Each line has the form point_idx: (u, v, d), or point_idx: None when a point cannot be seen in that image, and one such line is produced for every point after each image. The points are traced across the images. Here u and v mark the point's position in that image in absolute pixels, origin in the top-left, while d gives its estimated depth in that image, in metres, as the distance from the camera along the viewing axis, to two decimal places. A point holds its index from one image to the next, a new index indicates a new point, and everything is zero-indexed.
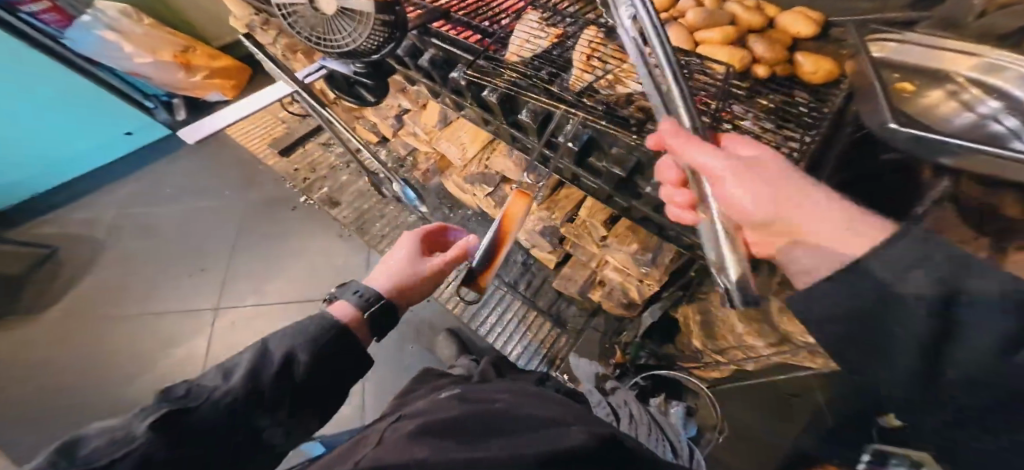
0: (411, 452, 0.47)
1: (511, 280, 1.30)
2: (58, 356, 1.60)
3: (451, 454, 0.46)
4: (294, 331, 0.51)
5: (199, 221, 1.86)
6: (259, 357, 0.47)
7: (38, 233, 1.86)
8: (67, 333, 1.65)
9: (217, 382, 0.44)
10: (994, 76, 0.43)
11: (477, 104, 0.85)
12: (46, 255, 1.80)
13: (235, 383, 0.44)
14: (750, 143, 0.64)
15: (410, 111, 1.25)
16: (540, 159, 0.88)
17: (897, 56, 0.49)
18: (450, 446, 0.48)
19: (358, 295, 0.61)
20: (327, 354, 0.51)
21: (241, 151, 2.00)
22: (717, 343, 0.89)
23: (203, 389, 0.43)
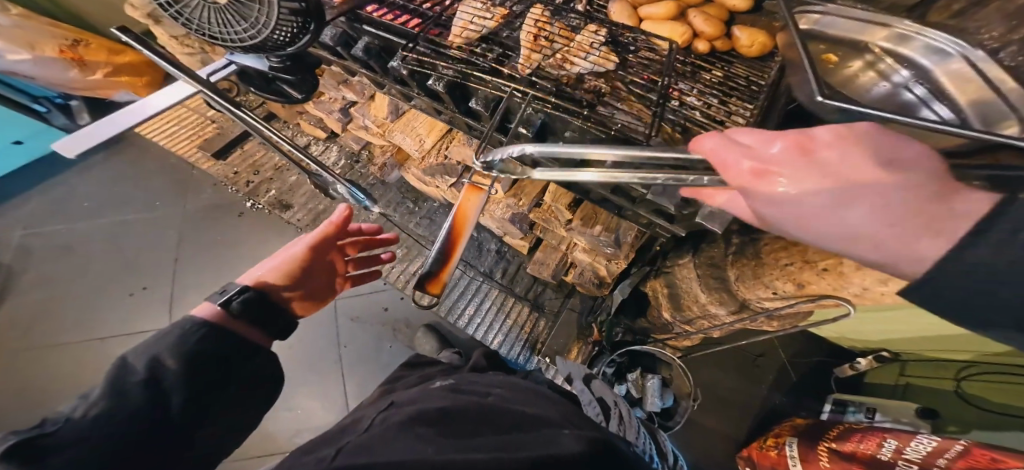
0: (401, 450, 0.48)
1: (486, 269, 1.28)
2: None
3: (444, 454, 0.47)
4: (156, 340, 0.46)
5: (129, 233, 1.70)
6: (119, 373, 0.42)
7: None
8: None
9: (75, 404, 0.40)
10: (903, 45, 0.47)
11: (426, 94, 0.81)
12: None
13: (96, 400, 0.40)
14: (699, 119, 0.62)
15: (357, 103, 1.17)
16: (498, 146, 0.85)
17: (822, 28, 0.49)
18: (445, 448, 0.48)
19: (223, 292, 0.54)
20: (205, 354, 0.46)
21: (171, 156, 1.82)
22: (683, 313, 0.93)
23: (59, 415, 0.39)
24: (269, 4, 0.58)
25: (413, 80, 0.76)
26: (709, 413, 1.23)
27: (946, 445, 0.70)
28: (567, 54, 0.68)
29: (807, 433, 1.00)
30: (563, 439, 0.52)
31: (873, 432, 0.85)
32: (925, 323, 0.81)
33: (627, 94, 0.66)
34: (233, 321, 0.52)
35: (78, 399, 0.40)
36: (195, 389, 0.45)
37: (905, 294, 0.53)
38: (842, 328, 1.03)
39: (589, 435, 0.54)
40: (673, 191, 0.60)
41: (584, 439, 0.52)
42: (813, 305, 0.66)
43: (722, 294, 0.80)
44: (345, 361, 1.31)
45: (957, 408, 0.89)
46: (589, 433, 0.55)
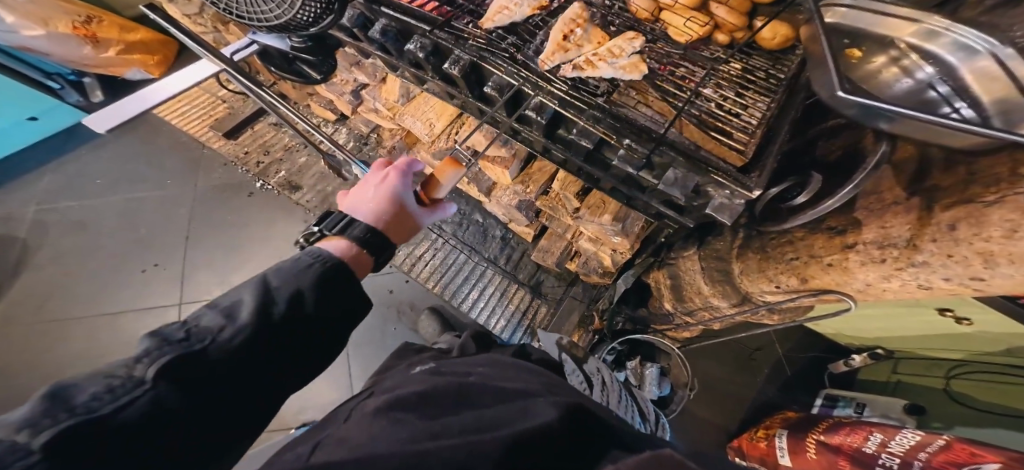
0: (375, 441, 0.44)
1: (491, 255, 1.29)
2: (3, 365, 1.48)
3: (415, 444, 0.42)
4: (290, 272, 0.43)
5: (141, 211, 1.73)
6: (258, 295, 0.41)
7: None
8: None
9: (229, 321, 0.38)
10: (928, 41, 0.49)
11: (441, 79, 0.81)
12: None
13: (250, 322, 0.39)
14: (717, 113, 0.62)
15: (368, 85, 1.16)
16: (510, 131, 0.83)
17: (848, 23, 0.51)
18: (417, 437, 0.44)
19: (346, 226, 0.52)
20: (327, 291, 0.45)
21: (182, 135, 1.84)
22: (685, 304, 0.93)
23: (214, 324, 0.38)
24: None
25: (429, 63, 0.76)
26: (704, 404, 1.25)
27: (930, 440, 0.71)
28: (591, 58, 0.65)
29: (796, 426, 1.01)
30: (537, 411, 0.47)
31: (860, 426, 0.87)
32: (919, 322, 0.82)
33: (644, 84, 0.66)
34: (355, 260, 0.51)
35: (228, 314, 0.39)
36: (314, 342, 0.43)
37: (907, 290, 0.53)
38: (842, 324, 1.03)
39: (564, 402, 0.50)
40: (686, 181, 0.61)
41: (559, 405, 0.49)
42: (813, 300, 0.66)
43: (724, 286, 0.80)
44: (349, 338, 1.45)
45: (944, 406, 0.88)
46: (565, 400, 0.51)
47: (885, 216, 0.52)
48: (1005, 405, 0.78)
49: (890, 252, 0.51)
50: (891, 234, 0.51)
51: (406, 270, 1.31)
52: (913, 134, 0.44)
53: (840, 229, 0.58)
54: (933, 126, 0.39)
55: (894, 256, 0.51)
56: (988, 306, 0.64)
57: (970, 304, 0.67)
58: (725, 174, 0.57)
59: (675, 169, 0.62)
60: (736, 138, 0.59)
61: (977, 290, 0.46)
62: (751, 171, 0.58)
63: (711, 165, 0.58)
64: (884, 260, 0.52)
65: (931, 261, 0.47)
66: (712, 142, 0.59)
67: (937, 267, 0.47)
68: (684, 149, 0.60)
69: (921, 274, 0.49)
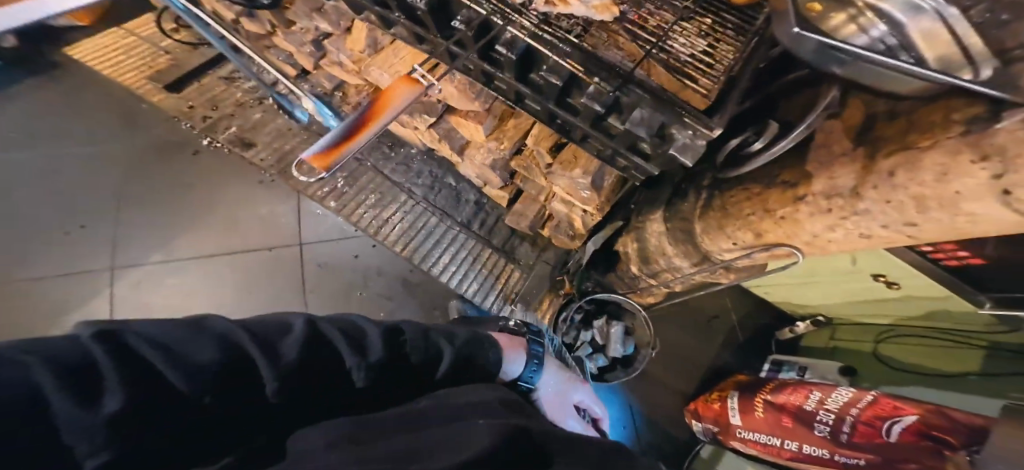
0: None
1: (463, 219, 1.28)
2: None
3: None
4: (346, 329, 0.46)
5: (74, 169, 1.57)
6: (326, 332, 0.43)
7: None
8: None
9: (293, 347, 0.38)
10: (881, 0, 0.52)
11: (406, 16, 0.77)
12: None
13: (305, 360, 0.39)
14: (686, 62, 0.63)
15: (333, 35, 1.10)
16: (480, 77, 0.81)
17: None
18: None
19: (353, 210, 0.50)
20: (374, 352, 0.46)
21: (122, 87, 1.67)
22: (650, 266, 0.96)
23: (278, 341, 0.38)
24: None
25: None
26: (665, 368, 1.28)
27: (860, 396, 0.79)
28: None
29: (746, 386, 1.07)
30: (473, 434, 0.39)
31: (801, 384, 0.93)
32: (854, 289, 0.93)
33: (615, 28, 0.66)
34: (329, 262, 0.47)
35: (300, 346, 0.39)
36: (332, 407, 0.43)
37: (849, 240, 0.57)
38: (788, 293, 1.11)
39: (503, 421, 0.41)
40: (651, 122, 0.62)
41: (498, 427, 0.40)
42: (767, 255, 0.70)
43: (687, 246, 0.83)
44: (311, 305, 1.40)
45: (873, 366, 1.01)
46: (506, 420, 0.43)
47: (833, 168, 0.55)
48: (937, 368, 0.90)
49: (836, 202, 0.54)
50: (838, 185, 0.54)
51: (373, 233, 1.27)
52: (862, 78, 0.48)
53: (792, 183, 0.61)
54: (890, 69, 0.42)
55: (840, 205, 0.54)
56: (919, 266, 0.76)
57: (897, 265, 0.79)
58: (692, 116, 0.57)
59: (641, 108, 0.63)
60: (702, 85, 0.60)
61: (909, 233, 0.50)
62: (713, 114, 0.60)
63: (679, 105, 0.58)
64: (831, 210, 0.55)
65: (873, 208, 0.50)
66: (677, 85, 0.60)
67: (877, 213, 0.50)
68: (653, 88, 0.60)
69: (862, 220, 0.52)
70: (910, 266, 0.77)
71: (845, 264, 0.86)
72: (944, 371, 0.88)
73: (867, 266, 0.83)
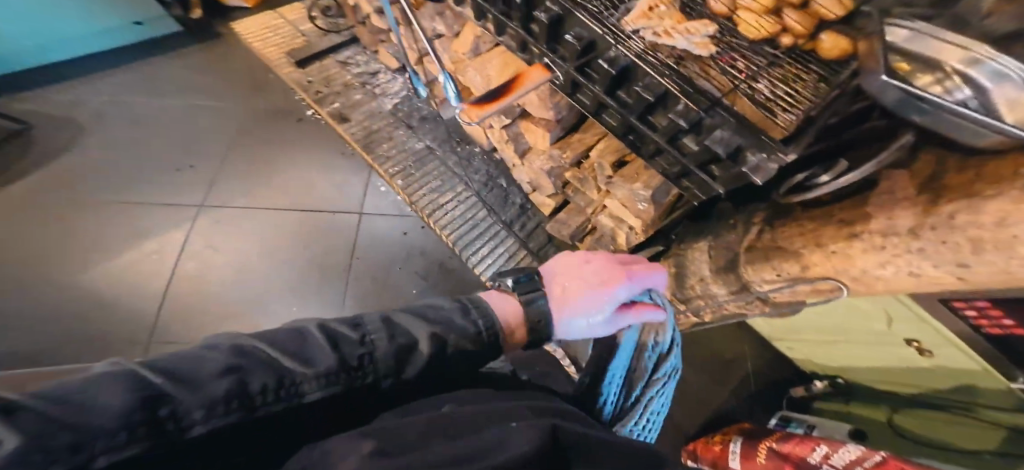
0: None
1: (507, 219, 1.34)
2: (20, 228, 1.57)
3: None
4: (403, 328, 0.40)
5: (199, 117, 1.85)
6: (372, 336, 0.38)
7: (20, 108, 1.80)
8: (39, 205, 1.62)
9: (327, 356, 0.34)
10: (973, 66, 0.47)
11: (521, 27, 0.89)
12: (22, 130, 1.74)
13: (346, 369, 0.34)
14: (773, 101, 0.68)
15: (444, 36, 1.27)
16: (569, 87, 0.90)
17: (904, 44, 0.54)
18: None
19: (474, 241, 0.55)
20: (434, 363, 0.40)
21: (256, 58, 1.98)
22: (685, 291, 0.96)
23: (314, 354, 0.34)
24: None
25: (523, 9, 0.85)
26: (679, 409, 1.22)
27: (867, 455, 0.72)
28: (670, 28, 0.72)
29: (752, 434, 1.01)
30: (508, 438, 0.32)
31: (810, 438, 0.87)
32: (889, 354, 0.88)
33: (706, 61, 0.73)
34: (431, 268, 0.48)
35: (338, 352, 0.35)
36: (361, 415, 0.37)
37: (899, 281, 0.55)
38: (815, 351, 1.08)
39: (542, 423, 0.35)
40: (730, 142, 0.67)
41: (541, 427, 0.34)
42: (809, 290, 0.69)
43: (727, 274, 0.83)
44: (353, 269, 1.51)
45: (893, 441, 0.91)
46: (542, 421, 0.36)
47: (894, 209, 0.55)
48: (956, 443, 0.80)
49: (890, 240, 0.54)
50: (896, 224, 0.54)
51: (426, 215, 1.37)
52: (938, 129, 0.51)
53: (849, 220, 0.61)
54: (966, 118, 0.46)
55: (894, 243, 0.53)
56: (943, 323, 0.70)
57: (930, 329, 0.73)
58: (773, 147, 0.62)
59: (722, 130, 0.67)
60: (780, 121, 0.66)
61: (964, 279, 0.48)
62: (790, 144, 0.64)
63: (762, 133, 0.62)
64: (884, 248, 0.55)
65: (928, 248, 0.49)
66: (761, 116, 0.66)
67: (932, 254, 0.49)
68: (738, 115, 0.65)
69: (915, 259, 0.51)
70: (942, 330, 0.71)
71: (878, 323, 0.82)
72: (961, 446, 0.78)
73: (902, 329, 0.79)
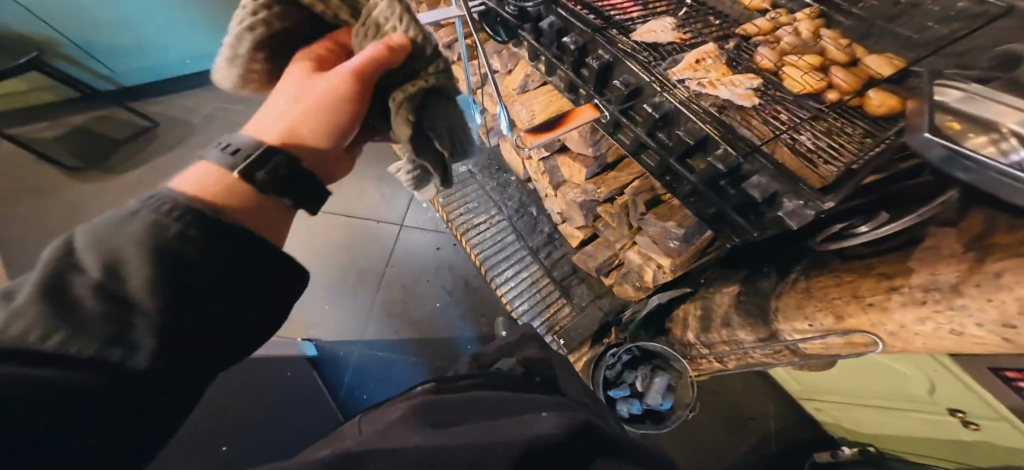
0: (397, 438, 0.45)
1: (533, 246, 1.37)
2: (131, 209, 1.87)
3: (431, 440, 0.44)
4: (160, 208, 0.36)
5: None
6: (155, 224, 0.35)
7: (148, 110, 2.17)
8: (147, 191, 1.91)
9: (97, 262, 0.33)
10: None
11: (573, 70, 0.95)
12: (147, 127, 2.09)
13: (108, 264, 0.33)
14: (816, 152, 0.69)
15: (498, 72, 1.38)
16: (612, 126, 0.94)
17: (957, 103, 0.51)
18: (433, 437, 0.45)
19: (227, 146, 0.43)
20: (243, 240, 0.39)
21: None
22: (709, 335, 0.92)
23: (79, 263, 0.33)
24: None
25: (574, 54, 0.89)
26: (680, 452, 1.25)
27: None
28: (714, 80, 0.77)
29: None
30: (537, 422, 0.49)
31: None
32: (924, 421, 0.84)
33: (749, 111, 0.76)
34: (239, 188, 0.41)
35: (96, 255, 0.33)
36: (175, 291, 0.34)
37: (941, 340, 0.51)
38: (857, 415, 1.03)
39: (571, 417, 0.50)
40: (767, 188, 0.67)
41: (566, 418, 0.50)
42: (842, 343, 0.65)
43: (755, 320, 0.79)
44: (386, 277, 1.60)
45: None
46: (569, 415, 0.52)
47: (937, 264, 0.52)
48: None
49: (932, 294, 0.50)
50: (938, 279, 0.51)
51: (460, 233, 1.44)
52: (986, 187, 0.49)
53: (889, 274, 0.58)
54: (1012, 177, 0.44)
55: (935, 298, 0.50)
56: (981, 397, 0.67)
57: (976, 401, 0.68)
58: (813, 196, 0.61)
59: (761, 175, 0.68)
60: (820, 172, 0.66)
61: (1014, 344, 0.44)
62: (830, 193, 0.63)
63: (799, 180, 0.63)
64: (924, 302, 0.51)
65: (972, 305, 0.46)
66: (800, 164, 0.68)
67: (977, 312, 0.46)
68: (775, 162, 0.66)
69: (957, 317, 0.48)
70: (993, 405, 0.66)
71: (918, 388, 0.78)
72: None
73: (943, 398, 0.75)
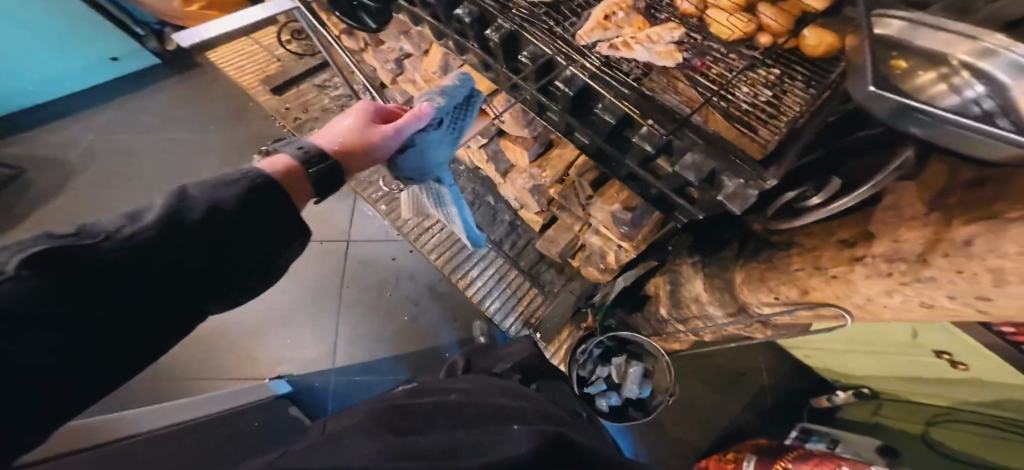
0: (348, 455, 0.41)
1: (496, 238, 1.28)
2: None
3: (377, 464, 0.38)
4: (218, 183, 0.45)
5: (183, 150, 1.83)
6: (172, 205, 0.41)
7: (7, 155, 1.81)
8: None
9: (117, 225, 0.38)
10: (987, 58, 0.34)
11: (480, 45, 0.83)
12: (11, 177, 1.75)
13: (142, 226, 0.39)
14: (753, 111, 0.62)
15: (413, 56, 1.21)
16: (537, 106, 0.85)
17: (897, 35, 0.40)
18: (382, 458, 0.39)
19: (300, 149, 0.54)
20: (253, 206, 0.45)
21: (234, 86, 1.95)
22: (680, 311, 0.91)
23: (100, 229, 0.37)
24: None
25: (472, 28, 0.79)
26: (676, 420, 1.25)
27: None
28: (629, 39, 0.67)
29: (766, 452, 0.97)
30: (513, 439, 0.43)
31: (832, 461, 0.81)
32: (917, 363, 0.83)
33: (676, 72, 0.68)
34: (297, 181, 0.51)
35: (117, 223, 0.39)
36: (186, 237, 0.40)
37: (908, 309, 0.50)
38: (838, 358, 1.04)
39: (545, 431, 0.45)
40: (702, 167, 0.62)
41: (541, 431, 0.45)
42: (811, 314, 0.64)
43: (723, 295, 0.78)
44: (344, 298, 1.49)
45: (917, 450, 0.92)
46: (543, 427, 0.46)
47: (899, 231, 0.49)
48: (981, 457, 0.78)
49: (897, 266, 0.48)
50: (902, 248, 0.48)
51: (412, 239, 1.32)
52: (945, 139, 0.38)
53: (851, 241, 0.55)
54: (972, 132, 0.34)
55: (901, 270, 0.48)
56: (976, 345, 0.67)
57: (961, 342, 0.69)
58: (749, 164, 0.56)
59: (694, 153, 0.62)
60: (761, 134, 0.59)
61: (983, 312, 0.43)
62: (770, 164, 0.57)
63: (732, 152, 0.57)
64: (890, 274, 0.49)
65: (939, 277, 0.44)
66: (734, 131, 0.60)
67: (945, 284, 0.43)
68: (706, 135, 0.60)
69: (927, 289, 0.46)
70: (974, 343, 0.66)
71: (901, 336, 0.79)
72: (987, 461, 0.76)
73: (928, 341, 0.76)
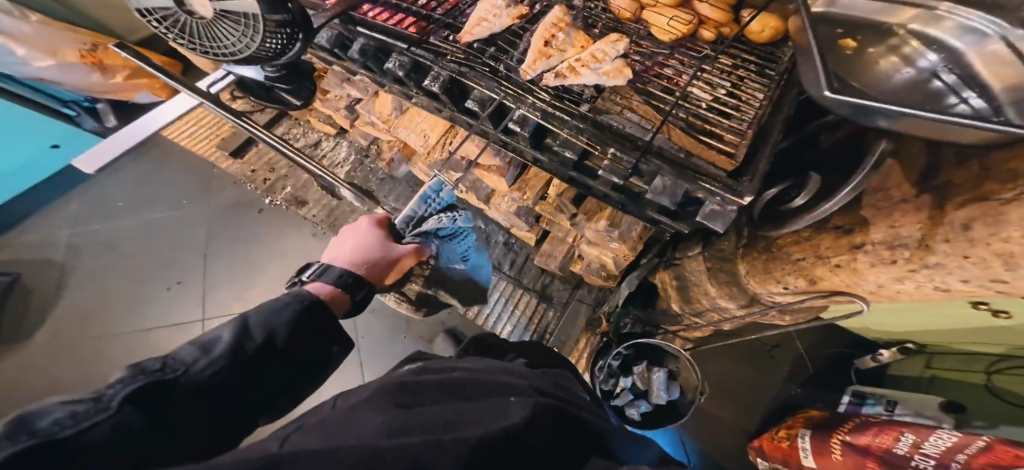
0: (350, 432, 0.35)
1: (495, 262, 1.29)
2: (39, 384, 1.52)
3: (380, 440, 0.32)
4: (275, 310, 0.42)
5: (162, 230, 1.78)
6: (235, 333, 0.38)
7: None
8: (49, 362, 1.56)
9: (196, 356, 0.34)
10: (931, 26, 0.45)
11: (424, 93, 0.79)
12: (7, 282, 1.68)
13: (220, 357, 0.35)
14: (711, 113, 0.60)
15: (363, 100, 1.15)
16: (499, 141, 0.81)
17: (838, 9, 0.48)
18: (373, 435, 0.34)
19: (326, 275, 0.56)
20: (307, 328, 0.43)
21: (191, 155, 1.88)
22: (692, 305, 0.92)
23: (181, 362, 0.33)
24: (255, 19, 0.62)
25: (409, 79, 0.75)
26: (715, 403, 1.29)
27: (968, 440, 0.67)
28: (574, 65, 0.63)
29: (821, 426, 0.98)
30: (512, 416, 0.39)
31: (890, 427, 0.84)
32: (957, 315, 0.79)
33: (625, 88, 0.66)
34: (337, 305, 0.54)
35: (197, 352, 0.35)
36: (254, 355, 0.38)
37: (922, 292, 0.50)
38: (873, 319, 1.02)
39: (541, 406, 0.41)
40: (674, 189, 0.60)
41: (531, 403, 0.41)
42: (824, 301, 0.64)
43: (731, 288, 0.78)
44: (363, 348, 1.49)
45: (986, 402, 0.90)
46: (538, 399, 0.44)
47: (894, 216, 0.49)
48: None
49: (900, 253, 0.47)
50: (900, 233, 0.47)
51: None
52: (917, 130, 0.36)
53: (847, 229, 0.55)
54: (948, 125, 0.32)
55: (906, 257, 0.47)
56: None
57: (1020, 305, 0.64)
58: (717, 181, 0.55)
59: (663, 176, 0.61)
60: (726, 141, 0.58)
61: (998, 291, 0.42)
62: (743, 175, 0.55)
63: (700, 175, 0.56)
64: (895, 262, 0.48)
65: (946, 262, 0.43)
66: (699, 146, 0.58)
67: (954, 268, 0.43)
68: (669, 158, 0.58)
69: (936, 274, 0.45)
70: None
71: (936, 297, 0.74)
72: None
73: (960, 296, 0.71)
